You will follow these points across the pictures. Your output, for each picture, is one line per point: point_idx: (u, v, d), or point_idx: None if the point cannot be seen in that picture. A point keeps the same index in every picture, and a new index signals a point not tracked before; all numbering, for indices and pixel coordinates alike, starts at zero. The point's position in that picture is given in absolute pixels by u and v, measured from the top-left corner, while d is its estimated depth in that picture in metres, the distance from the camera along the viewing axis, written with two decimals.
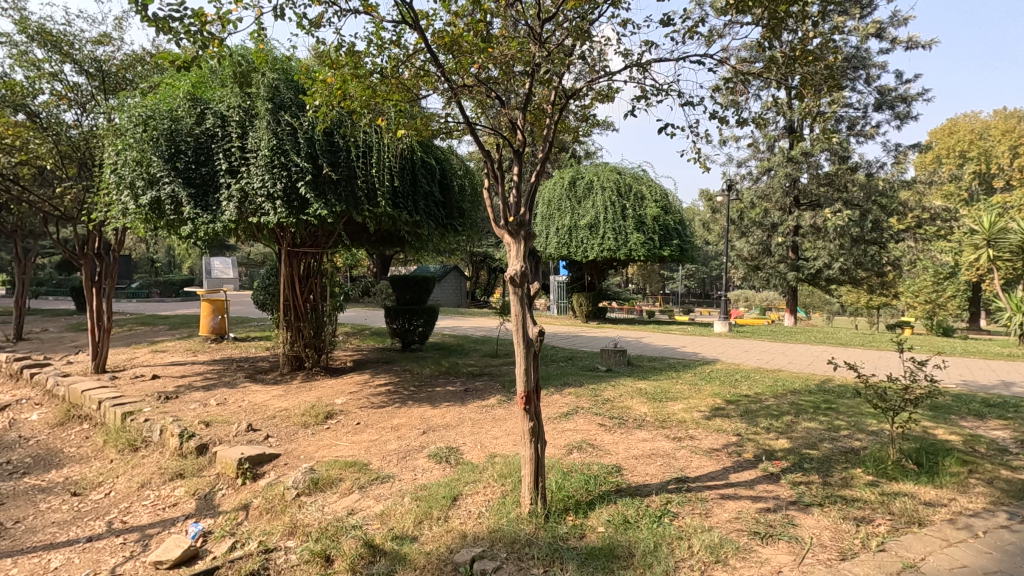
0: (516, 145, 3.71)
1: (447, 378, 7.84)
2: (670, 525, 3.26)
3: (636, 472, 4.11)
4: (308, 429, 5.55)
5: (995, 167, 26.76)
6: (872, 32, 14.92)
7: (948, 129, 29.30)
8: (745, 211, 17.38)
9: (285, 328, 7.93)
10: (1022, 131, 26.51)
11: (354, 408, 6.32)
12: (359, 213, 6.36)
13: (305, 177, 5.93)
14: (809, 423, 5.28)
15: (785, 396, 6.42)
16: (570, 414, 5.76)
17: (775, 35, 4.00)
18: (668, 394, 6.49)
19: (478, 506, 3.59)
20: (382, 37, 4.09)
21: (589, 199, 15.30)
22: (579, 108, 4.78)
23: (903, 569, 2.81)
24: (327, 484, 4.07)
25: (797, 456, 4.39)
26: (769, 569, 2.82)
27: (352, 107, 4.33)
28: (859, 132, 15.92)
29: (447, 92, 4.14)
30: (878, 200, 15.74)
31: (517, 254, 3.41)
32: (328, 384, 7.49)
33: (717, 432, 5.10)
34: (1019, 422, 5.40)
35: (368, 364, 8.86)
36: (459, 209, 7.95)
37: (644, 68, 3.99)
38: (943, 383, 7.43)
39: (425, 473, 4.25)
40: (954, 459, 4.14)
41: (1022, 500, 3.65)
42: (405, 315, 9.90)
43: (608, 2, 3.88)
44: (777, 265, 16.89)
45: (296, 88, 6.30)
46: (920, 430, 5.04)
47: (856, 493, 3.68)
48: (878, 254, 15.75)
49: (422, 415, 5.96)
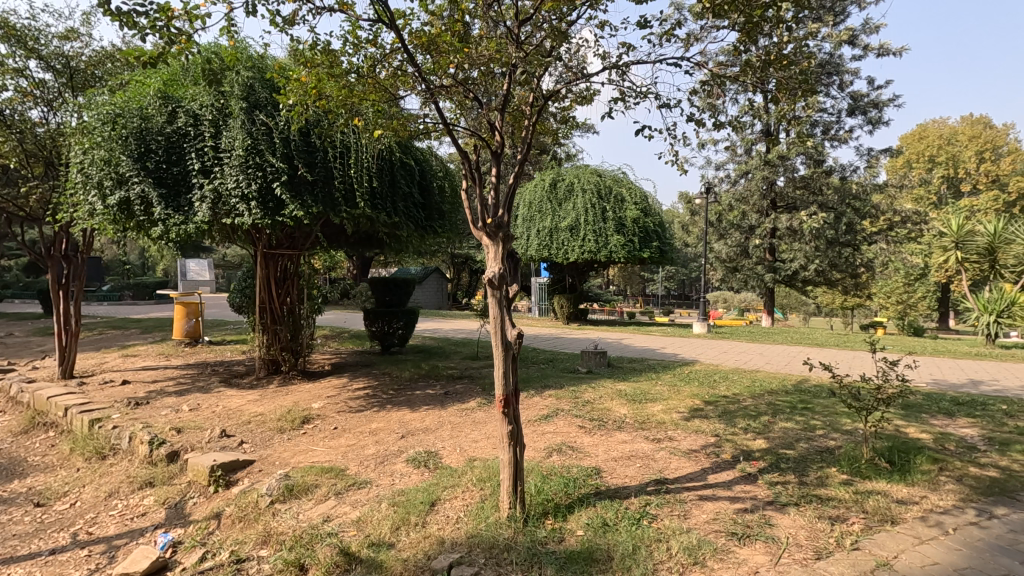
0: (495, 146, 3.67)
1: (427, 381, 7.76)
2: (649, 527, 3.25)
3: (615, 474, 4.11)
4: (284, 434, 5.44)
5: (962, 172, 27.56)
6: (845, 39, 15.25)
7: (917, 134, 29.89)
8: (724, 214, 17.62)
9: (261, 331, 7.77)
10: (988, 137, 27.36)
11: (332, 412, 6.22)
12: (336, 214, 6.26)
13: (281, 178, 5.83)
14: (786, 423, 5.35)
15: (762, 396, 6.51)
16: (550, 416, 5.75)
17: (751, 40, 4.03)
18: (648, 396, 6.53)
19: (456, 511, 3.55)
20: (359, 36, 4.02)
21: (570, 201, 15.36)
22: (558, 109, 4.77)
23: (877, 567, 2.83)
24: (301, 491, 3.98)
25: (774, 456, 4.44)
26: (746, 569, 2.83)
27: (328, 107, 4.26)
28: (833, 136, 16.23)
29: (425, 92, 4.10)
30: (852, 203, 16.06)
31: (495, 256, 3.37)
32: (305, 388, 7.37)
33: (696, 432, 5.14)
34: (986, 420, 5.54)
35: (347, 368, 8.75)
36: (439, 211, 7.90)
37: (623, 69, 3.99)
38: (914, 382, 7.60)
39: (403, 478, 4.19)
40: (925, 458, 4.22)
41: (990, 496, 3.72)
42: (385, 317, 9.79)
43: (587, 4, 3.87)
44: (755, 267, 17.15)
45: (271, 87, 6.18)
46: (892, 429, 5.14)
47: (831, 493, 3.72)
48: (852, 256, 16.13)
49: (401, 418, 5.89)
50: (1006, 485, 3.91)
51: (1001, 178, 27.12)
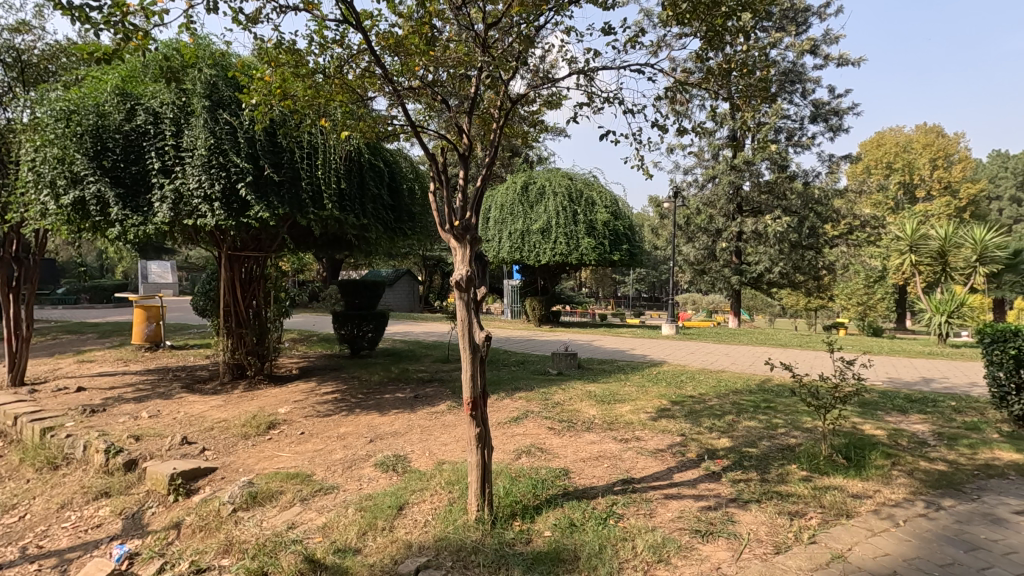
0: (463, 148, 3.67)
1: (397, 385, 7.68)
2: (615, 527, 3.29)
3: (584, 474, 4.16)
4: (248, 440, 5.33)
5: (918, 178, 28.86)
6: (807, 48, 15.77)
7: (876, 141, 30.98)
8: (691, 217, 17.98)
9: (226, 335, 7.59)
10: (941, 145, 28.63)
11: (298, 417, 6.11)
12: (303, 215, 6.15)
13: (246, 179, 5.70)
14: (749, 422, 5.46)
15: (727, 396, 6.66)
16: (520, 418, 5.77)
17: (713, 47, 4.11)
18: (617, 396, 6.61)
19: (425, 515, 3.54)
20: (325, 36, 3.97)
21: (542, 203, 15.42)
22: (528, 113, 4.81)
23: (832, 560, 2.93)
24: (265, 498, 3.90)
25: (737, 455, 4.54)
26: (709, 566, 2.89)
27: (294, 107, 4.20)
28: (796, 142, 16.73)
29: (393, 93, 4.09)
30: (815, 208, 16.51)
31: (462, 259, 3.37)
32: (271, 393, 7.22)
33: (663, 432, 5.22)
34: (937, 416, 5.79)
35: (315, 371, 8.61)
36: (409, 213, 7.85)
37: (590, 75, 4.03)
38: (871, 381, 7.88)
39: (371, 482, 4.15)
40: (879, 453, 4.39)
41: (938, 489, 3.89)
42: (354, 320, 9.67)
43: (553, 8, 3.88)
44: (722, 269, 17.53)
45: (234, 86, 6.03)
46: (850, 426, 5.33)
47: (791, 489, 3.84)
48: (814, 258, 16.61)
49: (370, 422, 5.83)
50: (954, 477, 4.10)
51: (952, 185, 28.53)
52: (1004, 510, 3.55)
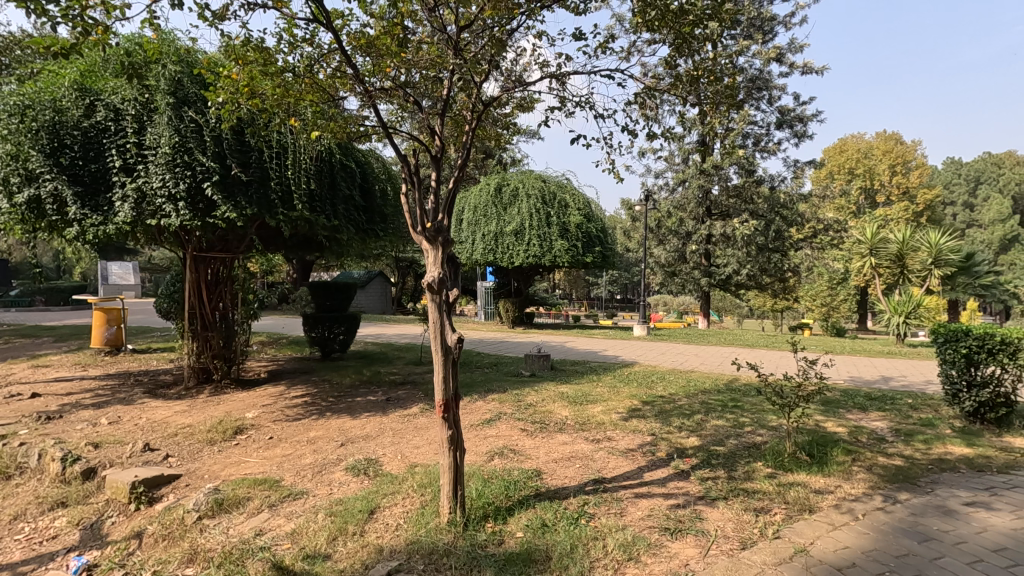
0: (436, 150, 3.64)
1: (369, 388, 7.59)
2: (586, 527, 3.33)
3: (556, 475, 4.19)
4: (214, 446, 5.19)
5: (878, 183, 30.01)
6: (773, 56, 16.22)
7: (838, 147, 32.07)
8: (662, 220, 18.25)
9: (191, 338, 7.40)
10: (900, 152, 29.79)
11: (267, 422, 5.99)
12: (272, 216, 6.04)
13: (212, 178, 5.56)
14: (717, 421, 5.59)
15: (696, 395, 6.78)
16: (493, 420, 5.77)
17: (681, 55, 4.20)
18: (589, 397, 6.68)
19: (396, 518, 3.50)
20: (295, 34, 3.91)
21: (515, 205, 15.46)
22: (501, 115, 4.83)
23: (796, 553, 3.02)
24: (232, 504, 3.81)
25: (706, 453, 4.64)
26: (678, 563, 2.94)
27: (263, 105, 4.11)
28: (763, 148, 17.17)
29: (364, 93, 4.06)
30: (781, 212, 16.99)
31: (434, 261, 3.35)
32: (238, 397, 7.05)
33: (634, 432, 5.29)
34: (895, 414, 6.02)
35: (285, 375, 8.45)
36: (381, 214, 7.78)
37: (561, 79, 4.06)
38: (832, 380, 8.11)
39: (342, 487, 4.10)
40: (840, 450, 4.54)
41: (895, 483, 4.05)
42: (325, 322, 9.52)
43: (525, 12, 3.89)
44: (692, 271, 17.87)
45: (201, 83, 5.88)
46: (813, 424, 5.50)
47: (756, 486, 3.94)
48: (780, 261, 17.03)
49: (341, 426, 5.75)
50: (909, 472, 4.27)
51: (910, 190, 29.71)
52: (955, 502, 3.72)
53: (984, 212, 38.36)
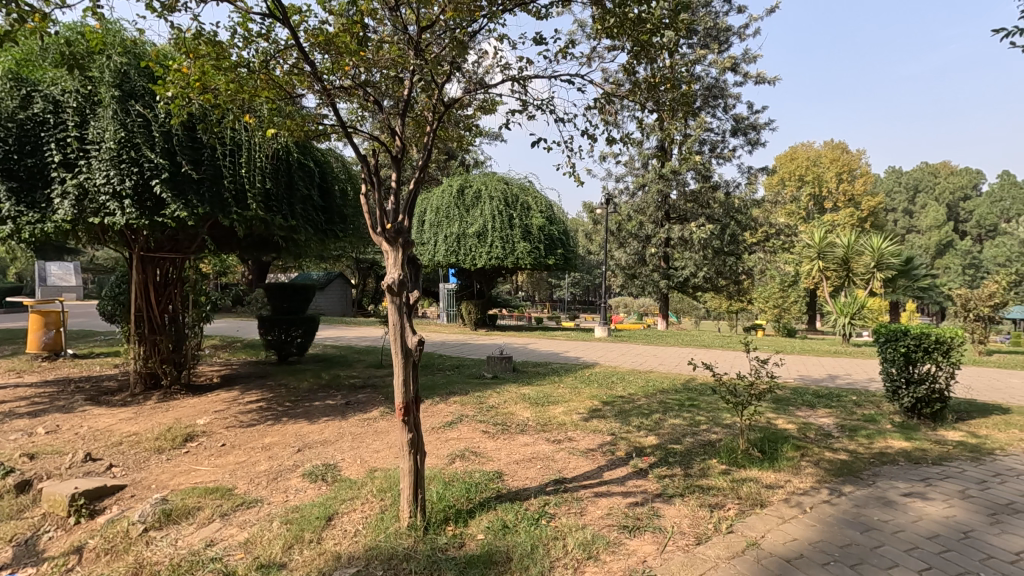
0: (396, 151, 3.59)
1: (327, 392, 7.43)
2: (547, 527, 3.35)
3: (517, 476, 4.20)
4: (162, 455, 4.98)
5: (826, 191, 31.41)
6: (728, 66, 16.77)
7: (789, 155, 33.41)
8: (623, 223, 18.55)
9: (137, 342, 7.06)
10: (846, 160, 31.24)
11: (219, 428, 5.78)
12: (225, 215, 5.84)
13: (161, 175, 5.34)
14: (674, 420, 5.74)
15: (654, 395, 6.92)
16: (454, 423, 5.74)
17: (640, 61, 4.28)
18: (551, 398, 6.73)
19: (355, 524, 3.45)
20: (249, 29, 3.79)
21: (477, 207, 15.45)
22: (463, 117, 4.83)
23: (747, 547, 3.12)
24: (181, 515, 3.66)
25: (663, 451, 4.75)
26: (635, 560, 3.00)
27: (215, 101, 3.96)
28: (719, 154, 17.70)
29: (322, 91, 3.99)
30: (736, 216, 17.53)
31: (394, 262, 3.31)
32: (189, 403, 6.78)
33: (594, 432, 5.36)
34: (840, 410, 6.30)
35: (239, 380, 8.18)
36: (341, 215, 7.65)
37: (523, 83, 4.08)
38: (783, 379, 8.44)
39: (299, 493, 4.00)
40: (790, 446, 4.73)
41: (840, 477, 4.24)
42: (282, 325, 9.25)
43: (487, 14, 3.88)
44: (651, 274, 18.30)
45: (149, 76, 5.63)
46: (764, 421, 5.70)
47: (711, 482, 4.06)
48: (735, 264, 17.61)
49: (298, 431, 5.62)
50: (853, 465, 4.48)
51: (855, 198, 31.15)
52: (894, 493, 3.93)
53: (922, 219, 40.59)
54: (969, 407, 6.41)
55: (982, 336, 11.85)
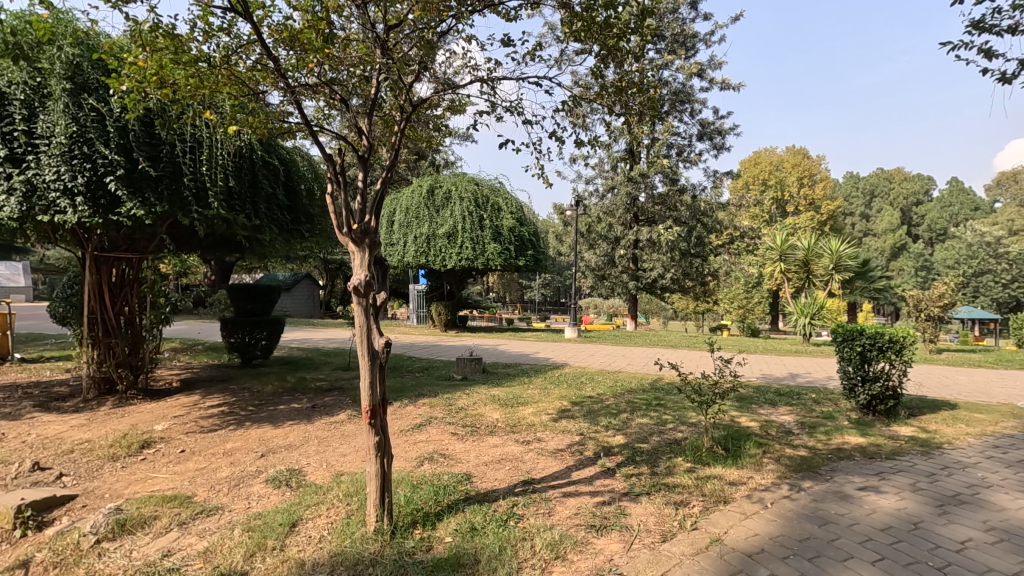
0: (363, 150, 3.54)
1: (293, 395, 7.28)
2: (515, 528, 3.35)
3: (486, 478, 4.19)
4: (117, 463, 4.79)
5: (788, 195, 32.35)
6: (695, 71, 17.13)
7: (753, 160, 34.30)
8: (593, 225, 18.74)
9: (91, 346, 6.77)
10: (807, 165, 32.27)
11: (178, 434, 5.60)
12: (185, 214, 5.68)
13: (116, 172, 5.14)
14: (641, 419, 5.81)
15: (622, 395, 7.01)
16: (423, 425, 5.68)
17: (607, 65, 4.32)
18: (521, 399, 6.74)
19: (319, 530, 3.38)
20: (210, 23, 3.68)
21: (447, 207, 15.37)
22: (432, 117, 4.80)
23: (711, 543, 3.18)
24: (136, 525, 3.53)
25: (630, 451, 4.81)
26: (603, 558, 3.03)
27: (174, 97, 3.82)
28: (686, 158, 18.07)
29: (287, 89, 3.90)
30: (702, 219, 17.88)
31: (360, 263, 3.27)
32: (146, 408, 6.54)
33: (563, 433, 5.40)
34: (800, 408, 6.50)
35: (200, 384, 7.93)
36: (307, 214, 7.52)
37: (492, 84, 4.08)
38: (747, 378, 8.67)
39: (262, 499, 3.90)
40: (752, 443, 4.85)
41: (799, 472, 4.36)
42: (246, 327, 9.02)
43: (456, 14, 3.86)
44: (620, 275, 18.52)
45: (103, 69, 5.41)
46: (728, 419, 5.84)
47: (677, 480, 4.13)
48: (701, 266, 18.01)
49: (261, 436, 5.48)
50: (812, 461, 4.62)
51: (815, 202, 32.18)
52: (850, 487, 4.07)
53: (878, 222, 42.28)
54: (921, 404, 6.69)
55: (932, 334, 12.41)
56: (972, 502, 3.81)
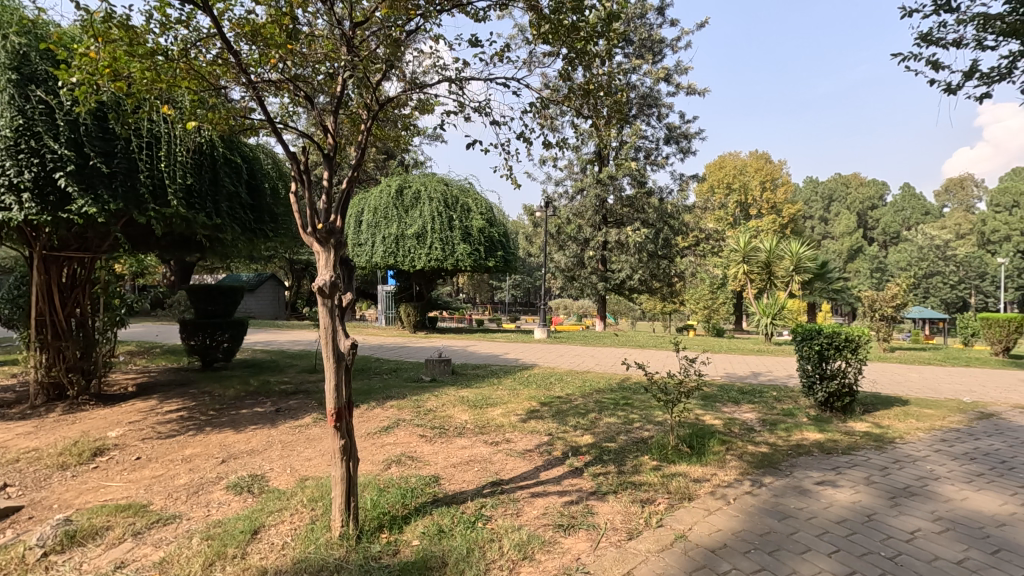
0: (328, 149, 3.47)
1: (256, 399, 7.09)
2: (483, 529, 3.34)
3: (454, 480, 4.16)
4: (67, 471, 4.58)
5: (751, 198, 33.22)
6: (662, 76, 17.42)
7: (718, 163, 35.08)
8: (562, 226, 18.87)
9: (39, 350, 6.46)
10: (769, 170, 33.18)
11: (134, 441, 5.39)
12: (141, 212, 5.47)
13: (66, 168, 4.92)
14: (609, 419, 5.87)
15: (590, 395, 7.08)
16: (391, 428, 5.61)
17: (576, 68, 4.33)
18: (489, 400, 6.72)
19: (283, 536, 3.30)
20: (168, 15, 3.56)
21: (416, 208, 15.23)
22: (400, 116, 4.74)
23: (675, 540, 3.24)
24: (86, 536, 3.38)
25: (598, 450, 4.84)
26: (570, 557, 3.04)
27: (129, 90, 3.67)
28: (653, 161, 18.36)
29: (249, 86, 3.81)
30: (669, 221, 18.18)
31: (326, 264, 3.21)
32: (99, 415, 6.27)
33: (532, 433, 5.42)
34: (762, 405, 6.68)
35: (158, 388, 7.65)
36: (271, 214, 7.36)
37: (460, 83, 4.04)
38: (711, 377, 8.85)
39: (222, 507, 3.79)
40: (716, 441, 4.96)
41: (761, 468, 4.48)
42: (207, 329, 8.75)
43: (424, 13, 3.81)
44: (589, 276, 18.69)
45: (52, 59, 5.15)
46: (694, 418, 5.95)
47: (643, 478, 4.19)
48: (668, 267, 18.34)
49: (222, 441, 5.33)
50: (773, 457, 4.75)
51: (777, 205, 33.13)
52: (809, 482, 4.20)
53: (836, 226, 43.81)
54: (875, 400, 6.96)
55: (886, 334, 12.92)
56: (921, 493, 3.99)
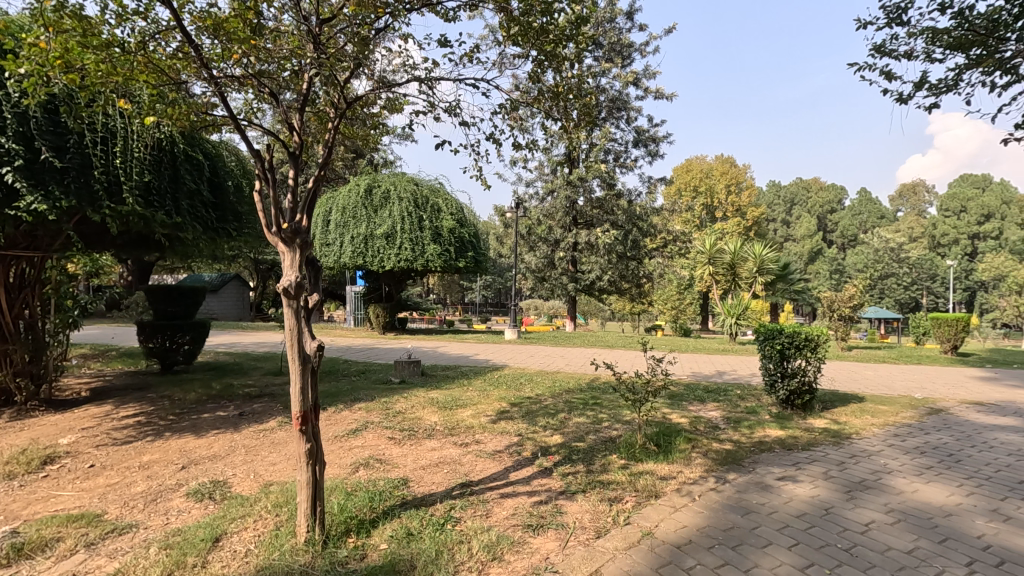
0: (294, 147, 3.40)
1: (218, 402, 6.90)
2: (452, 531, 3.33)
3: (422, 482, 4.13)
4: (14, 481, 4.36)
5: (717, 201, 34.00)
6: (631, 80, 17.69)
7: (685, 166, 35.77)
8: (533, 227, 18.95)
9: None
10: (734, 173, 33.99)
11: (87, 447, 5.17)
12: (95, 210, 5.25)
13: (14, 162, 4.68)
14: (578, 418, 5.93)
15: (559, 395, 7.13)
16: (359, 430, 5.53)
17: (545, 70, 4.34)
18: (459, 402, 6.70)
19: (246, 543, 3.22)
20: (124, 6, 3.42)
21: (386, 207, 15.07)
22: (368, 115, 4.69)
23: (642, 537, 3.29)
24: (35, 548, 3.23)
25: (567, 450, 4.88)
26: (538, 557, 3.06)
27: (82, 82, 3.52)
28: (622, 163, 18.61)
29: (211, 82, 3.69)
30: (638, 223, 18.44)
31: (291, 264, 3.15)
32: (49, 421, 6.00)
33: (501, 434, 5.42)
34: (726, 404, 6.84)
35: (114, 392, 7.36)
36: (234, 213, 7.17)
37: (429, 83, 4.00)
38: (677, 376, 9.02)
39: (182, 514, 3.67)
40: (682, 439, 5.06)
41: (725, 465, 4.59)
42: (166, 331, 8.46)
43: (393, 12, 3.76)
44: (560, 277, 18.82)
45: None
46: (661, 416, 6.05)
47: (611, 477, 4.24)
48: (636, 268, 18.63)
49: (182, 447, 5.16)
50: (736, 454, 4.87)
51: (742, 208, 33.99)
52: (770, 477, 4.33)
53: (797, 229, 45.22)
54: (833, 398, 7.20)
55: (844, 333, 13.41)
56: (875, 486, 4.15)
